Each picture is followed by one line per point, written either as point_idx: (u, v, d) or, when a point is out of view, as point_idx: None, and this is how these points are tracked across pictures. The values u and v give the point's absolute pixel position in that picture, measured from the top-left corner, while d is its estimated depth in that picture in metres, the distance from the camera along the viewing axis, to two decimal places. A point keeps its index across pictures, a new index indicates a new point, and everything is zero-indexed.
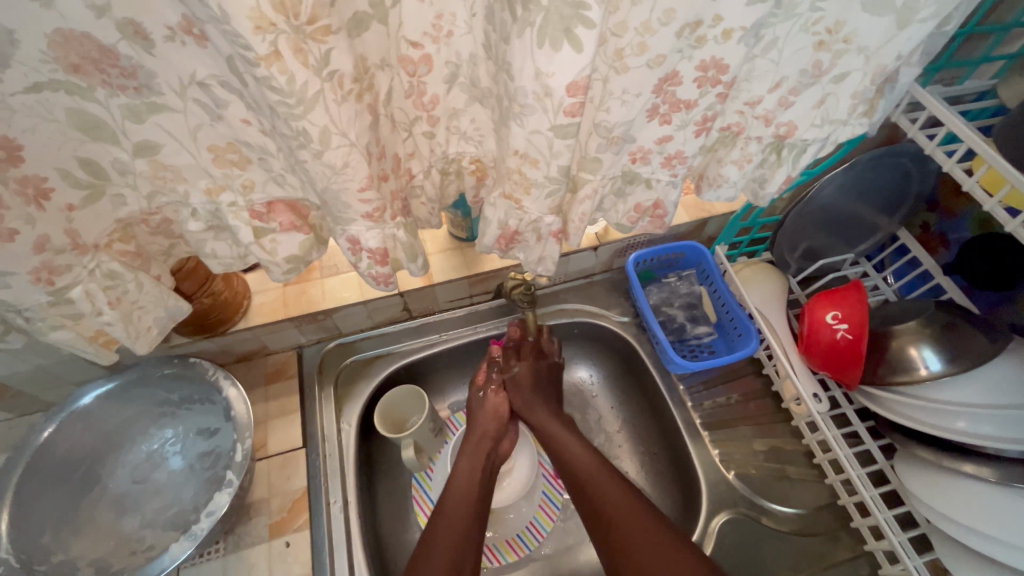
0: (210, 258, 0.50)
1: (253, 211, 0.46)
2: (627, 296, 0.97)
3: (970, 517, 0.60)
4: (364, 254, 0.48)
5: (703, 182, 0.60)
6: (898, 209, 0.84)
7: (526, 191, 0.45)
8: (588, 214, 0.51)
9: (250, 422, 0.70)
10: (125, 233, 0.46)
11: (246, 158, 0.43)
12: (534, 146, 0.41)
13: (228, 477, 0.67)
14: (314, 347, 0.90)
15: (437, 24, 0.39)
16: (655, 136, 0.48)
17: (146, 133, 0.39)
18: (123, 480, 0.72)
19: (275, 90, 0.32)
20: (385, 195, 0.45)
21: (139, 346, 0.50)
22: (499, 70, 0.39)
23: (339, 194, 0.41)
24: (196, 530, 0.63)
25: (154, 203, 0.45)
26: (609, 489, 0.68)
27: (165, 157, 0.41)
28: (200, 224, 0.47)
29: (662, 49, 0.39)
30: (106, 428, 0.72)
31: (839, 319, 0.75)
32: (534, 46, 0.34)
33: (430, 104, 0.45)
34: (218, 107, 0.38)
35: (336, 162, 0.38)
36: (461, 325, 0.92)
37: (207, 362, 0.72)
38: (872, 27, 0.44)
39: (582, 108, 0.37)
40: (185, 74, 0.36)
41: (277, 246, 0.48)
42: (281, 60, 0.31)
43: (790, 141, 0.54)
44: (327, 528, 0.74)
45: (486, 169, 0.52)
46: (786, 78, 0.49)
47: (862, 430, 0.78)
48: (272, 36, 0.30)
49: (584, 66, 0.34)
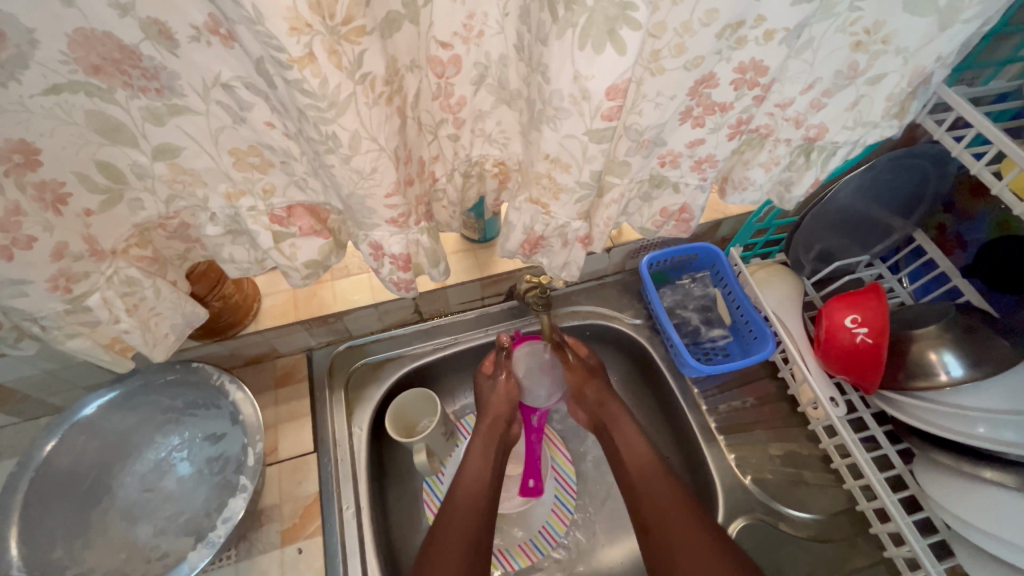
0: (227, 262, 0.48)
1: (273, 216, 0.45)
2: (640, 297, 0.96)
3: (990, 522, 0.58)
4: (386, 260, 0.47)
5: (727, 185, 0.58)
6: (916, 211, 0.83)
7: (555, 196, 0.44)
8: (613, 218, 0.50)
9: (260, 425, 0.69)
10: (142, 238, 0.45)
11: (268, 161, 0.41)
12: (566, 151, 0.40)
13: (244, 482, 0.66)
14: (324, 349, 0.88)
15: (469, 24, 0.38)
16: (686, 140, 0.46)
17: (166, 136, 0.38)
18: (132, 489, 0.70)
19: (306, 94, 0.31)
20: (410, 200, 0.44)
21: (155, 353, 0.49)
22: (532, 72, 0.38)
23: (365, 200, 0.39)
24: (214, 538, 0.62)
25: (172, 207, 0.43)
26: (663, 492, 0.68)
27: (185, 160, 0.40)
28: (218, 228, 0.45)
29: (701, 51, 0.38)
30: (110, 439, 0.71)
31: (859, 323, 0.73)
32: (575, 48, 0.33)
33: (457, 106, 0.43)
34: (242, 109, 0.37)
35: (364, 167, 0.36)
36: (472, 327, 0.91)
37: (211, 367, 0.71)
38: (912, 28, 0.43)
39: (620, 111, 0.36)
40: (209, 76, 0.35)
41: (296, 251, 0.47)
42: (314, 63, 0.29)
43: (819, 144, 0.53)
44: (339, 533, 0.73)
45: (509, 172, 0.51)
46: (820, 80, 0.47)
47: (880, 435, 0.76)
48: (307, 38, 0.28)
49: (626, 68, 0.33)
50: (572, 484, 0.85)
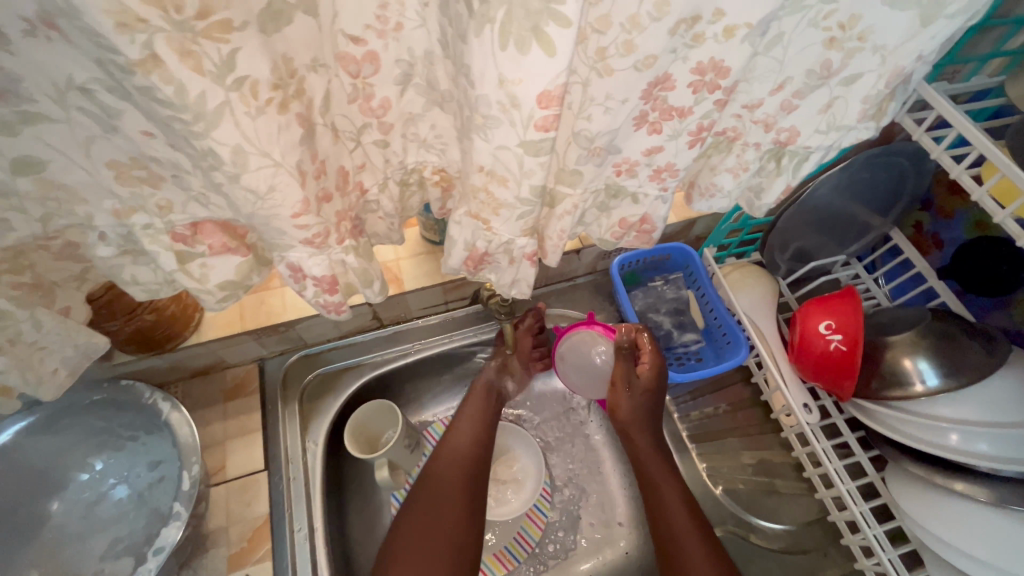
0: (129, 285, 0.43)
1: (175, 234, 0.39)
2: (611, 299, 0.91)
3: (953, 535, 0.57)
4: (308, 283, 0.41)
5: (694, 190, 0.54)
6: (893, 209, 0.79)
7: (495, 211, 0.39)
8: (567, 231, 0.45)
9: (197, 446, 0.64)
10: (19, 261, 0.39)
11: (158, 175, 0.36)
12: (501, 164, 0.35)
13: (177, 509, 0.61)
14: (277, 359, 0.83)
15: (382, 16, 0.32)
16: (643, 147, 0.42)
17: (23, 148, 0.32)
18: (66, 518, 0.66)
19: (163, 104, 0.25)
20: (329, 217, 0.38)
21: (46, 389, 0.44)
22: (457, 72, 0.33)
23: (269, 221, 0.34)
24: (145, 570, 0.57)
25: (51, 227, 0.38)
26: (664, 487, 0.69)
27: (54, 175, 0.34)
28: (112, 249, 0.40)
29: (652, 49, 0.33)
30: (35, 465, 0.65)
31: (833, 328, 0.70)
32: (496, 48, 0.28)
33: (380, 109, 0.38)
34: (111, 117, 0.31)
35: (258, 186, 0.31)
36: (435, 333, 0.86)
37: (143, 384, 0.66)
38: (890, 23, 0.38)
39: (557, 121, 0.31)
40: (60, 78, 0.29)
41: (208, 272, 0.42)
42: (162, 67, 0.24)
43: (791, 148, 0.48)
44: (291, 559, 0.69)
45: (451, 179, 0.46)
46: (791, 80, 0.43)
47: (853, 442, 0.73)
48: (144, 36, 0.23)
49: (559, 72, 0.28)
50: (546, 487, 0.82)
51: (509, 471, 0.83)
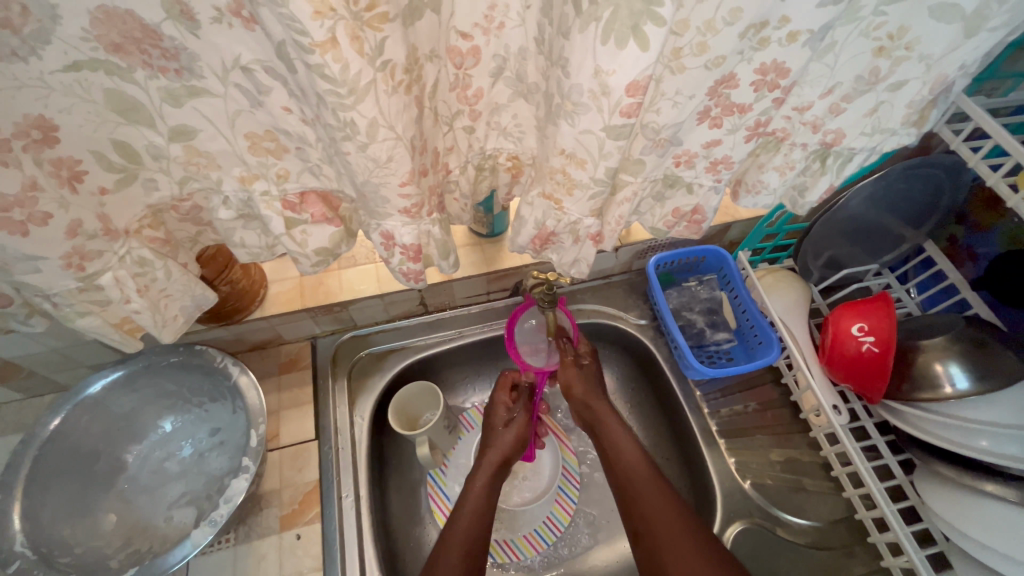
0: (238, 247, 0.48)
1: (286, 201, 0.45)
2: (645, 298, 0.95)
3: (979, 530, 0.58)
4: (397, 250, 0.46)
5: (740, 188, 0.58)
6: (926, 222, 0.82)
7: (568, 191, 0.44)
8: (625, 217, 0.49)
9: (263, 409, 0.69)
10: (155, 219, 0.45)
11: (283, 147, 0.41)
12: (582, 147, 0.40)
13: (245, 463, 0.66)
14: (329, 338, 0.88)
15: (490, 16, 0.37)
16: (703, 140, 0.46)
17: (183, 117, 0.38)
18: (139, 471, 0.72)
19: (327, 79, 0.31)
20: (423, 190, 0.44)
21: (163, 334, 0.50)
22: (551, 66, 0.38)
23: (379, 188, 0.39)
24: (216, 516, 0.62)
25: (186, 189, 0.43)
26: (652, 496, 0.69)
27: (200, 143, 0.40)
28: (231, 212, 0.45)
29: (723, 50, 0.37)
30: (116, 418, 0.71)
31: (865, 331, 0.72)
32: (597, 43, 0.33)
33: (474, 98, 0.43)
34: (260, 93, 0.37)
35: (380, 155, 0.36)
36: (476, 322, 0.91)
37: (215, 349, 0.71)
38: (937, 34, 0.42)
39: (639, 109, 0.35)
40: (229, 57, 0.35)
41: (307, 238, 0.47)
42: (336, 47, 0.30)
43: (836, 149, 0.52)
44: (339, 522, 0.74)
45: (523, 166, 0.51)
46: (840, 85, 0.47)
47: (881, 444, 0.75)
48: (330, 22, 0.29)
49: (648, 65, 0.33)
50: (575, 475, 0.85)
51: (530, 467, 0.85)
